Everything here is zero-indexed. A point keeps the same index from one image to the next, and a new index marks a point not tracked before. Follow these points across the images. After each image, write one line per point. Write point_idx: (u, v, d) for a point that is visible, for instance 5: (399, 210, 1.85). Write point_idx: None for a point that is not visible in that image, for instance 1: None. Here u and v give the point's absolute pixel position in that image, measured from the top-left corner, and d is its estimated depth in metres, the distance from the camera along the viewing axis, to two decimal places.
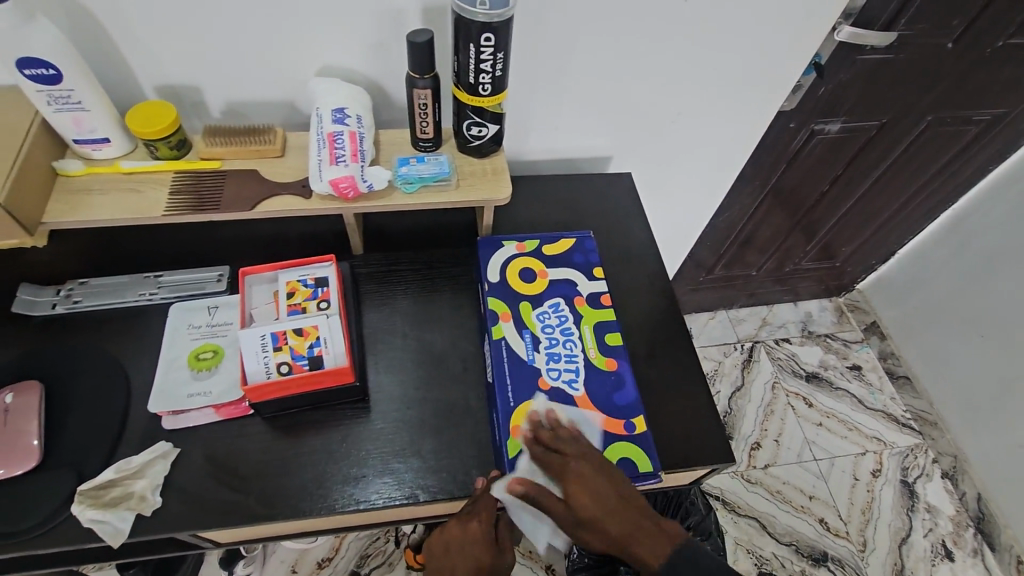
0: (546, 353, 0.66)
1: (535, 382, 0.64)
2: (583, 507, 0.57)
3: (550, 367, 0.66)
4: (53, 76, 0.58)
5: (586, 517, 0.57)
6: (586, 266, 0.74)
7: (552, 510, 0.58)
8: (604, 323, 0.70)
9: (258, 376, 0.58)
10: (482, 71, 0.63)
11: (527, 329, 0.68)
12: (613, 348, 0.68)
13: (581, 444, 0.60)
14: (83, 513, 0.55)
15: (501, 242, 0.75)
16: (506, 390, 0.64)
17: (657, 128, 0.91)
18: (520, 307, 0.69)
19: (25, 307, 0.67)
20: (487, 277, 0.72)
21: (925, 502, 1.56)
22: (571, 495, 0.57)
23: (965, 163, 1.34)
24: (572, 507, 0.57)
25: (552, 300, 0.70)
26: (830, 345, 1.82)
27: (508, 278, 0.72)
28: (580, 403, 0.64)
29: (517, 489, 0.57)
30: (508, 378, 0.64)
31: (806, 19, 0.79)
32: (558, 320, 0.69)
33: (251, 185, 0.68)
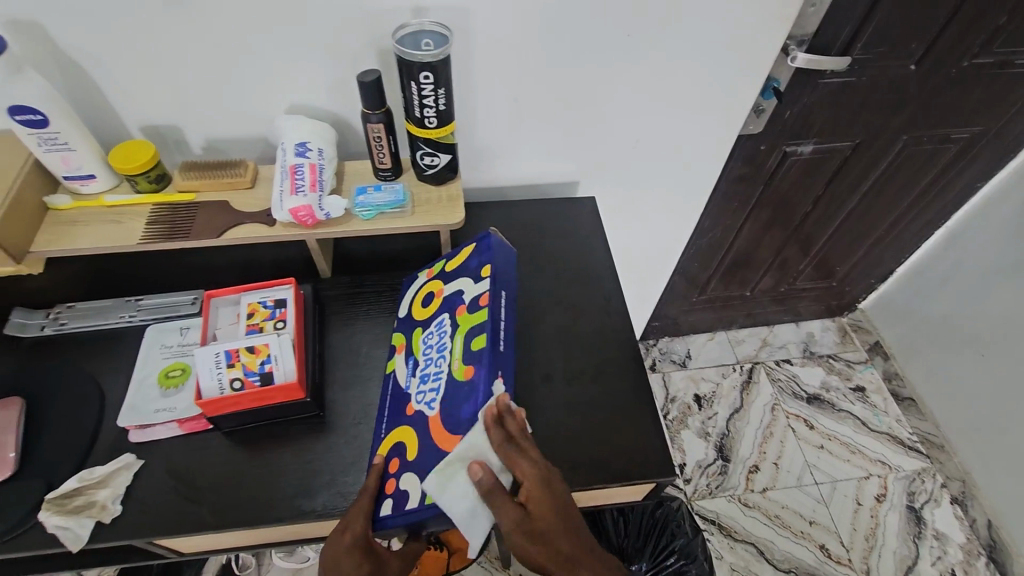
0: (419, 376, 0.67)
1: (404, 408, 0.67)
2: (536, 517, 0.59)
3: (420, 390, 0.66)
4: (40, 120, 0.65)
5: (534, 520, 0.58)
6: (479, 269, 0.69)
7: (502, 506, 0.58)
8: (474, 328, 0.64)
9: (213, 392, 0.62)
10: (426, 105, 0.68)
11: (412, 355, 0.70)
12: (475, 355, 0.62)
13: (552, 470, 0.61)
14: (48, 519, 0.59)
15: (418, 274, 0.78)
16: (384, 421, 0.68)
17: (619, 152, 0.95)
18: (412, 336, 0.73)
19: (16, 330, 0.73)
20: (400, 312, 0.77)
21: (933, 529, 1.50)
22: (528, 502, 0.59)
23: (951, 180, 1.33)
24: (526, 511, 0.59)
25: (439, 318, 0.70)
26: (832, 366, 1.79)
27: (413, 308, 0.75)
28: (431, 423, 0.63)
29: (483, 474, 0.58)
30: (389, 407, 0.69)
31: (750, 46, 0.82)
32: (439, 337, 0.68)
33: (221, 215, 0.73)
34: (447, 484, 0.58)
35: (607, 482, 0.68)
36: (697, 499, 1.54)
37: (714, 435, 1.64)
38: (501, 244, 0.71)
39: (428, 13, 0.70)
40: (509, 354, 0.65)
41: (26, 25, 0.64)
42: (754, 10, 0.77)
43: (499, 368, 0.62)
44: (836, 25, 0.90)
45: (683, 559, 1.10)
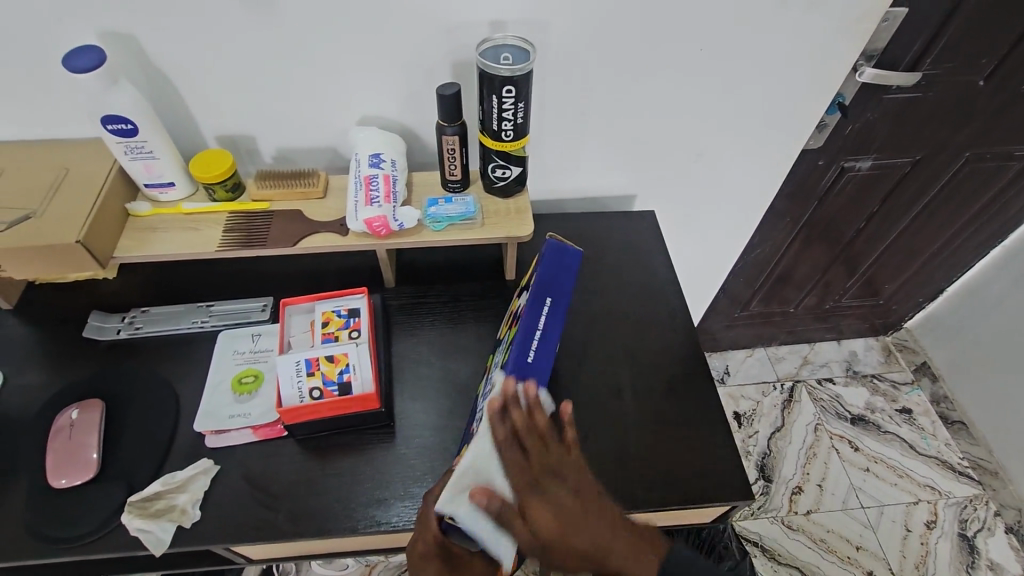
0: (481, 394, 0.69)
1: (469, 428, 0.68)
2: (546, 523, 0.57)
3: (480, 408, 0.67)
4: (130, 129, 0.67)
5: (545, 519, 0.57)
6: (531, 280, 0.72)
7: (515, 529, 0.57)
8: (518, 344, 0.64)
9: (293, 400, 0.63)
10: (505, 118, 0.68)
11: (485, 374, 0.73)
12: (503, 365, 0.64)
13: (554, 455, 0.61)
14: (130, 521, 0.60)
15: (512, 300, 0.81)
16: (464, 439, 0.68)
17: (680, 167, 0.94)
18: (490, 355, 0.75)
19: (94, 332, 0.75)
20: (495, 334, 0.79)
21: (987, 559, 1.44)
22: (535, 508, 0.57)
23: (1011, 198, 1.30)
24: (536, 526, 0.57)
25: (505, 337, 0.72)
26: (877, 387, 1.75)
27: (501, 330, 0.77)
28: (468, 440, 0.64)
29: (480, 502, 0.56)
30: (467, 427, 0.69)
31: (823, 62, 0.81)
32: (499, 354, 0.70)
33: (295, 223, 0.74)
34: (459, 499, 0.57)
35: (681, 502, 0.67)
36: (740, 519, 1.50)
37: (756, 454, 1.61)
38: (557, 249, 0.68)
39: (507, 28, 0.71)
40: (541, 365, 0.64)
41: (123, 37, 0.66)
42: (829, 28, 0.76)
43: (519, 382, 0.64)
44: (906, 41, 0.88)
45: None
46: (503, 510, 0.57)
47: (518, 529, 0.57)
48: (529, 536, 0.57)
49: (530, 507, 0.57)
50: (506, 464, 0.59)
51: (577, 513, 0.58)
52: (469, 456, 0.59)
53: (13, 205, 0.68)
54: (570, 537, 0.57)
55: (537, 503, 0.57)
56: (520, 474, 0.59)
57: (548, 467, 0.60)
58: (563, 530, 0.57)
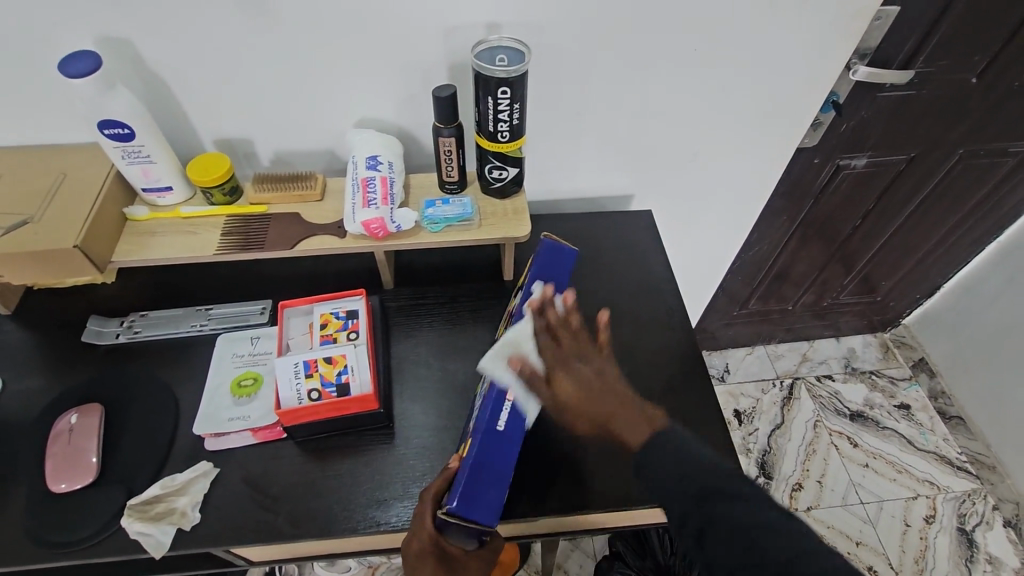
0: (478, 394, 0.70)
1: (465, 428, 0.68)
2: (567, 392, 0.64)
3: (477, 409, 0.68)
4: (127, 134, 0.67)
5: (566, 390, 0.64)
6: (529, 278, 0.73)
7: (539, 391, 0.65)
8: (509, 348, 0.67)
9: (291, 402, 0.63)
10: (501, 120, 0.68)
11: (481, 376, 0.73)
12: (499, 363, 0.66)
13: (584, 344, 0.67)
14: (130, 525, 0.60)
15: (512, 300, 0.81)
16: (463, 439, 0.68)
17: (676, 166, 0.94)
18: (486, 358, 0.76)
19: (93, 337, 0.75)
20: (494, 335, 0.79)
21: (986, 553, 1.45)
22: (559, 378, 0.65)
23: (1006, 195, 1.31)
24: (557, 392, 0.64)
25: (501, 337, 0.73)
26: (875, 383, 1.75)
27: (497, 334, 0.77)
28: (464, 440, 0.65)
29: (511, 367, 0.65)
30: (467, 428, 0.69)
31: (817, 61, 0.81)
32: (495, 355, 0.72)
33: (293, 226, 0.74)
34: (497, 366, 0.67)
35: None
36: None
37: (755, 451, 1.61)
38: (554, 247, 0.74)
39: (502, 30, 0.71)
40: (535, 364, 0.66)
41: (119, 41, 0.66)
42: (822, 27, 0.77)
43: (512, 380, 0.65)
44: (899, 38, 0.89)
45: None
46: (530, 372, 0.65)
47: (542, 389, 0.64)
48: (552, 395, 0.64)
49: (556, 376, 0.65)
50: (538, 341, 0.66)
51: (591, 386, 0.64)
52: (511, 335, 0.68)
53: (11, 211, 0.68)
54: (583, 404, 0.64)
55: (557, 369, 0.65)
56: (547, 343, 0.66)
57: (573, 349, 0.66)
58: (574, 400, 0.64)
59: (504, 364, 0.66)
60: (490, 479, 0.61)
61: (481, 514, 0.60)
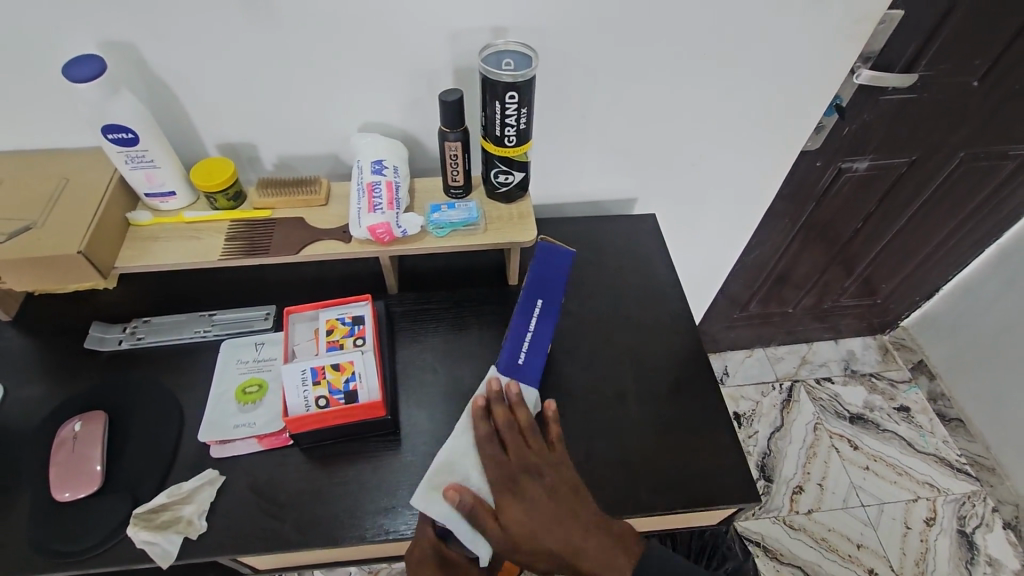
0: None
1: None
2: (516, 523, 0.61)
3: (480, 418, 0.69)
4: (131, 138, 0.66)
5: (520, 530, 0.61)
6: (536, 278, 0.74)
7: (488, 529, 0.61)
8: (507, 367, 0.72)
9: (299, 409, 0.63)
10: (508, 124, 0.68)
11: None
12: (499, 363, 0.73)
13: (536, 454, 0.64)
14: (136, 534, 0.60)
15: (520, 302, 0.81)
16: None
17: (679, 170, 0.94)
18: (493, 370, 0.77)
19: (95, 343, 0.74)
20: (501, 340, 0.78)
21: (986, 555, 1.46)
22: (508, 512, 0.61)
23: (1006, 197, 1.31)
24: (506, 525, 0.61)
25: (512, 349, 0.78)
26: (875, 385, 1.76)
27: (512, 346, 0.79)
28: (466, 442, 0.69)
29: (455, 498, 0.61)
30: None
31: (821, 65, 0.81)
32: None
33: (298, 231, 0.74)
34: (432, 499, 0.62)
35: (688, 505, 0.67)
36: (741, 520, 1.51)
37: (756, 454, 1.61)
38: (549, 247, 0.74)
39: (508, 34, 0.71)
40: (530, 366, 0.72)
41: (122, 45, 0.66)
42: (827, 31, 0.77)
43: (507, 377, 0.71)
44: (902, 42, 0.89)
45: None
46: (477, 504, 0.61)
47: (492, 529, 0.61)
48: (500, 532, 0.61)
49: (505, 507, 0.62)
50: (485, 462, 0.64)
51: (549, 514, 0.61)
52: (453, 450, 0.65)
53: (13, 217, 0.67)
54: (549, 549, 0.61)
55: (508, 504, 0.62)
56: (494, 471, 0.63)
57: (525, 467, 0.63)
58: (537, 542, 0.61)
59: (445, 493, 0.62)
60: (483, 488, 0.63)
61: (474, 524, 0.62)
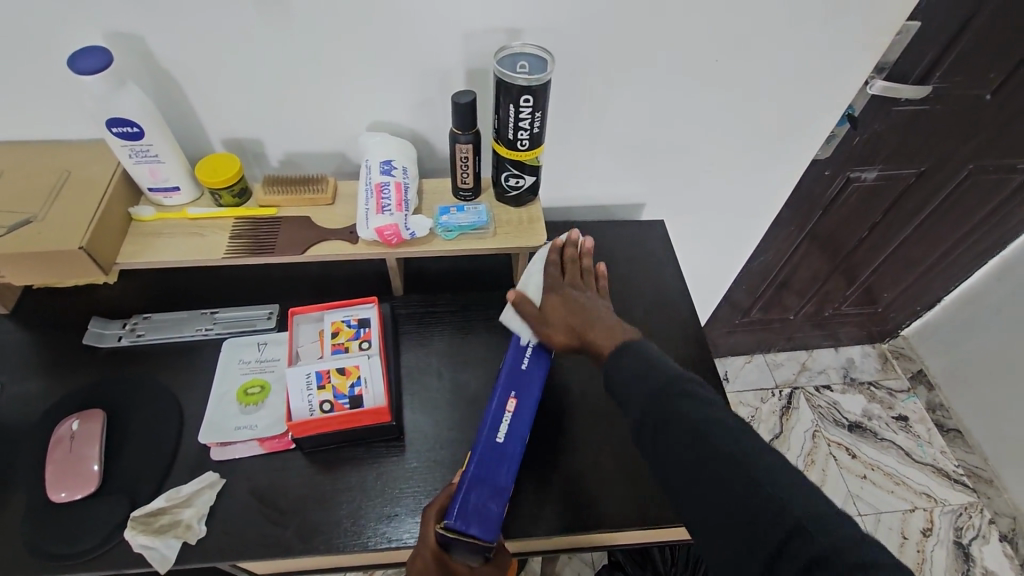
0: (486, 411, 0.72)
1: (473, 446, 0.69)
2: (550, 313, 0.68)
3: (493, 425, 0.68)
4: (135, 132, 0.65)
5: (549, 316, 0.68)
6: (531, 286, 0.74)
7: (526, 315, 0.69)
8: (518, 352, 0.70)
9: (303, 413, 0.61)
10: (521, 128, 0.67)
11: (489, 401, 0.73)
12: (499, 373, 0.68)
13: (585, 280, 0.70)
14: (134, 538, 0.58)
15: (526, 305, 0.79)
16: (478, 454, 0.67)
17: (689, 177, 0.93)
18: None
19: (95, 339, 0.73)
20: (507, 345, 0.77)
21: (982, 567, 1.46)
22: (547, 305, 0.68)
23: (1012, 210, 1.31)
24: (542, 314, 0.68)
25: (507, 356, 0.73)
26: (874, 394, 1.76)
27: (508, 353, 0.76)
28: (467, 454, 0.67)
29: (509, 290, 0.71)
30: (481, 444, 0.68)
31: (837, 75, 0.80)
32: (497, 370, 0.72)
33: (304, 230, 0.73)
34: None
35: None
36: None
37: None
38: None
39: (523, 35, 0.70)
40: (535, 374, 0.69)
41: (128, 37, 0.64)
42: (846, 40, 0.76)
43: (512, 389, 0.67)
44: (918, 53, 0.88)
45: None
46: (521, 294, 0.70)
47: (528, 312, 0.69)
48: (537, 317, 0.68)
49: (545, 303, 0.69)
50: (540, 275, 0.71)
51: (577, 313, 0.67)
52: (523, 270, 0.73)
53: (13, 210, 0.66)
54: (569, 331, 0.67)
55: (548, 293, 0.69)
56: (547, 282, 0.70)
57: (574, 285, 0.70)
58: (563, 325, 0.67)
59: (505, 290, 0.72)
60: (489, 492, 0.61)
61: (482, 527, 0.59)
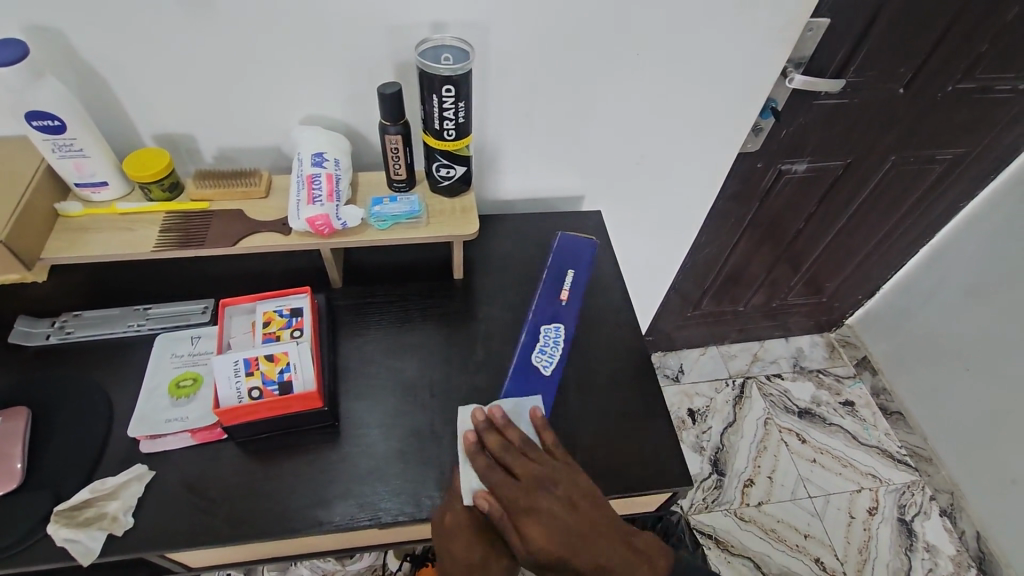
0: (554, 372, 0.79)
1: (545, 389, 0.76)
2: (541, 523, 0.60)
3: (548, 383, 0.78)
4: (57, 126, 0.65)
5: (534, 518, 0.60)
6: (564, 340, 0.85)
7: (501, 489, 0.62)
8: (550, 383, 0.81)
9: (231, 400, 0.62)
10: (446, 118, 0.69)
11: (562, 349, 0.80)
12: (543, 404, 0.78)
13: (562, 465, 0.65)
14: (57, 531, 0.58)
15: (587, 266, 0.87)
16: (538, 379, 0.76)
17: (623, 169, 0.97)
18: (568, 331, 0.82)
19: (22, 338, 0.72)
20: (443, 332, 0.79)
21: (924, 541, 1.52)
22: (532, 495, 0.61)
23: (936, 199, 1.38)
24: (532, 504, 0.61)
25: None
26: (822, 381, 1.82)
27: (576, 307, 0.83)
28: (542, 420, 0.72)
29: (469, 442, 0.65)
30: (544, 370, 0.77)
31: (753, 66, 0.85)
32: None
33: (237, 223, 0.73)
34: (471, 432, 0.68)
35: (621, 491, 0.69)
36: (694, 513, 1.54)
37: (709, 449, 1.66)
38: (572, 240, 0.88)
39: (448, 29, 0.72)
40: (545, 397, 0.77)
41: (48, 31, 0.64)
42: (753, 36, 0.80)
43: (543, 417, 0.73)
44: (831, 49, 0.94)
45: None
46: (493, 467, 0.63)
47: (510, 491, 0.62)
48: (520, 496, 0.61)
49: (528, 500, 0.61)
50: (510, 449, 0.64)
51: (569, 526, 0.60)
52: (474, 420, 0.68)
53: None
54: (564, 544, 0.59)
55: (529, 470, 0.63)
56: (524, 463, 0.63)
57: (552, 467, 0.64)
58: (558, 529, 0.60)
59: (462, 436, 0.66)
60: None
61: (501, 490, 0.62)
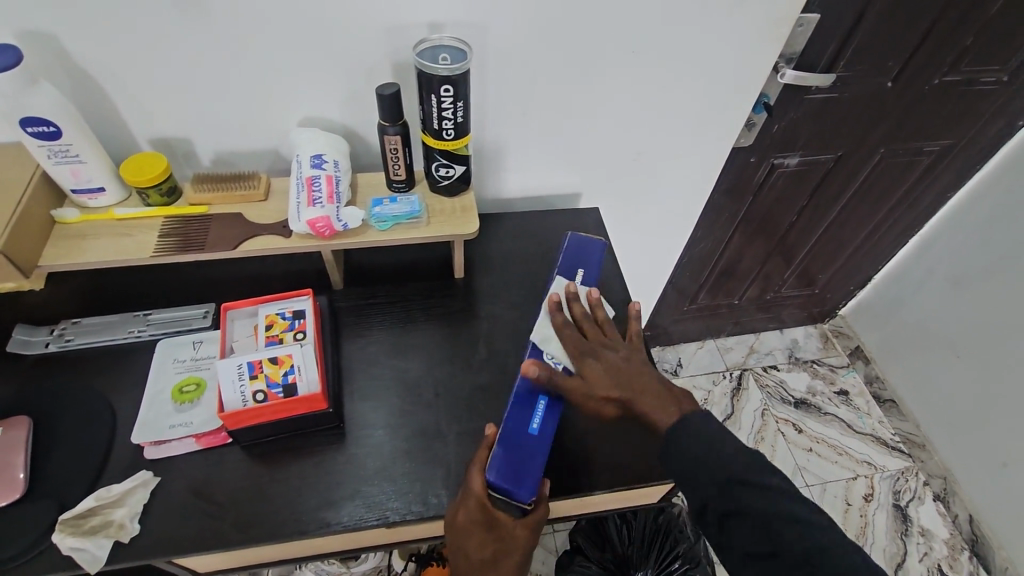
0: None
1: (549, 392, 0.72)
2: (599, 368, 0.67)
3: None
4: (53, 132, 0.64)
5: (593, 362, 0.67)
6: None
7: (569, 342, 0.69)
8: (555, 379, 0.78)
9: (235, 404, 0.62)
10: (445, 118, 0.69)
11: None
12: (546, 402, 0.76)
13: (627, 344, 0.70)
14: (63, 540, 0.58)
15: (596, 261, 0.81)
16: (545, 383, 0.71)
17: (619, 165, 0.97)
18: None
19: (20, 346, 0.71)
20: (445, 331, 0.79)
21: (919, 526, 1.55)
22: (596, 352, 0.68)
23: (924, 191, 1.40)
24: (593, 356, 0.67)
25: None
26: (817, 371, 1.84)
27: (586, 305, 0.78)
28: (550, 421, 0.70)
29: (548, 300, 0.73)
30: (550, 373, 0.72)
31: (746, 62, 0.86)
32: None
33: (236, 227, 0.73)
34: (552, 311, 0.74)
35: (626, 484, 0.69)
36: None
37: None
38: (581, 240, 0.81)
39: (445, 29, 0.72)
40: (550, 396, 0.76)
41: (41, 36, 0.63)
42: (746, 32, 0.81)
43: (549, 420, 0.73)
44: (822, 43, 0.95)
45: (688, 564, 1.05)
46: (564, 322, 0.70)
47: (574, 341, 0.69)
48: (582, 348, 0.68)
49: (592, 355, 0.68)
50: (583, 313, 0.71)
51: (623, 375, 0.66)
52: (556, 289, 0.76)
53: None
54: (615, 379, 0.66)
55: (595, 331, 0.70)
56: (592, 326, 0.70)
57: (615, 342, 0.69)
58: (613, 368, 0.67)
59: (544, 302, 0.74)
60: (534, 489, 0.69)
61: (516, 488, 0.62)
